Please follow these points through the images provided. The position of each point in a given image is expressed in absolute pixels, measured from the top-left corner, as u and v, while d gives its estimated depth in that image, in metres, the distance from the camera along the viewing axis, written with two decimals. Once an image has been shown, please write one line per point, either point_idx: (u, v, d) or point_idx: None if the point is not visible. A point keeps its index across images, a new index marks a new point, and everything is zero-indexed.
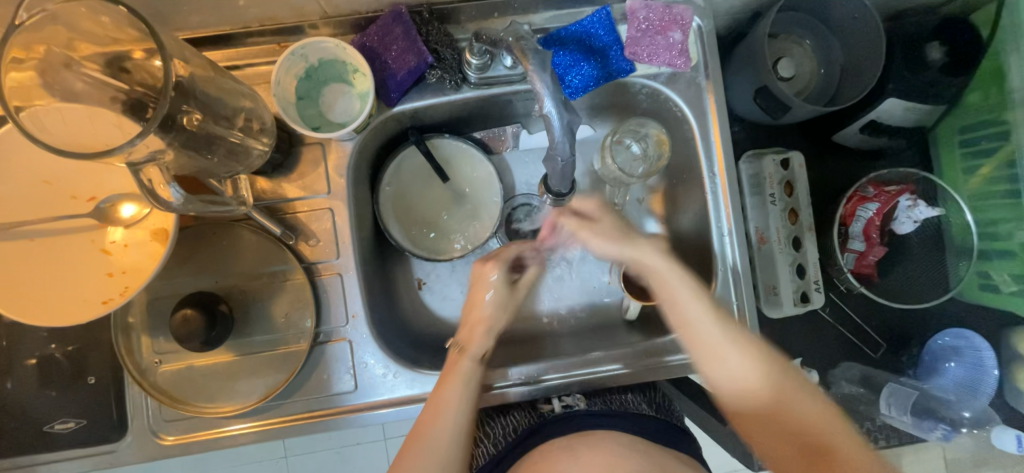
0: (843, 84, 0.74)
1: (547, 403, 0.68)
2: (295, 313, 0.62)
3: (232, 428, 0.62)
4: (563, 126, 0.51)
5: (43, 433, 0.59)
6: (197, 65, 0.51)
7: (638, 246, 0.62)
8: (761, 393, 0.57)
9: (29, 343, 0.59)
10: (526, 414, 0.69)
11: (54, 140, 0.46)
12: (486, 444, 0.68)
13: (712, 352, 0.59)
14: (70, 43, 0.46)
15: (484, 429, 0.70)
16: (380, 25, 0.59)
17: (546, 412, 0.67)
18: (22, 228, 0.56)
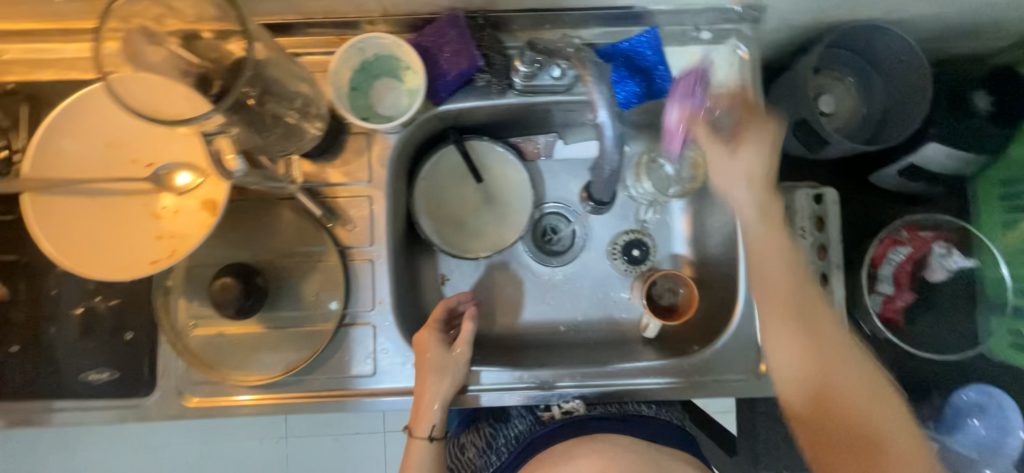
0: (885, 124, 0.75)
1: (546, 408, 0.68)
2: (325, 293, 0.65)
3: (241, 399, 0.64)
4: (614, 135, 0.53)
5: (75, 382, 0.62)
6: (271, 49, 0.54)
7: (743, 194, 0.57)
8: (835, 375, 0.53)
9: (73, 295, 0.62)
10: (529, 421, 0.68)
11: (134, 105, 0.52)
12: (489, 453, 0.69)
13: (802, 342, 0.54)
14: (158, 18, 0.50)
15: (487, 438, 0.71)
16: (436, 27, 0.61)
17: (547, 418, 0.66)
18: (83, 185, 0.57)
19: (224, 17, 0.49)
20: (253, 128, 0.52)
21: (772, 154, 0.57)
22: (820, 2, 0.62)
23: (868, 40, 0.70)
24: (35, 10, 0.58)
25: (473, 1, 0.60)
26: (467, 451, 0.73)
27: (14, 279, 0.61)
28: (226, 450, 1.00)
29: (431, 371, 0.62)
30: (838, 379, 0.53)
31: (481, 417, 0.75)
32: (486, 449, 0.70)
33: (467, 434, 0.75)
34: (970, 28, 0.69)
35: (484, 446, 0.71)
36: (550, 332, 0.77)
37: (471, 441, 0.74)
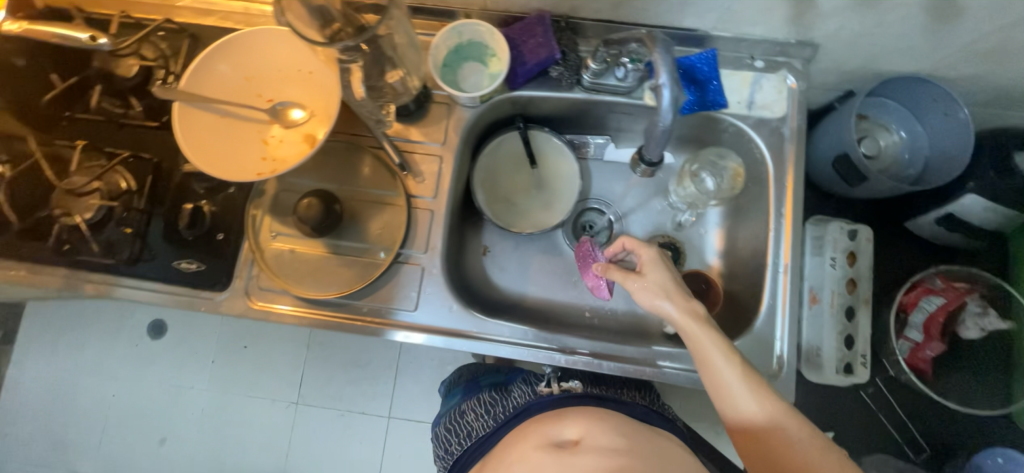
0: (928, 170, 0.78)
1: (546, 383, 0.75)
2: (387, 232, 0.73)
3: (280, 308, 0.72)
4: (671, 97, 0.56)
5: (167, 268, 0.72)
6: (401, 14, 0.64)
7: (660, 278, 0.62)
8: (775, 423, 0.56)
9: (183, 195, 0.73)
10: (526, 393, 0.75)
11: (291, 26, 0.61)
12: (487, 417, 0.76)
13: (732, 395, 0.57)
14: None
15: (486, 405, 0.78)
16: (525, 23, 0.72)
17: (546, 393, 0.73)
18: (214, 105, 0.69)
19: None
20: (370, 63, 0.66)
21: (668, 262, 0.64)
22: (870, 48, 0.69)
23: (914, 93, 0.75)
24: None
25: (559, 7, 0.71)
26: (467, 414, 0.79)
27: (141, 174, 0.72)
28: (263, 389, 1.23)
29: (437, 288, 0.72)
30: (774, 430, 0.56)
31: (483, 389, 0.82)
32: (485, 414, 0.77)
33: (469, 402, 0.81)
34: (1017, 94, 0.73)
35: (483, 411, 0.77)
36: (574, 312, 0.83)
37: (471, 408, 0.80)
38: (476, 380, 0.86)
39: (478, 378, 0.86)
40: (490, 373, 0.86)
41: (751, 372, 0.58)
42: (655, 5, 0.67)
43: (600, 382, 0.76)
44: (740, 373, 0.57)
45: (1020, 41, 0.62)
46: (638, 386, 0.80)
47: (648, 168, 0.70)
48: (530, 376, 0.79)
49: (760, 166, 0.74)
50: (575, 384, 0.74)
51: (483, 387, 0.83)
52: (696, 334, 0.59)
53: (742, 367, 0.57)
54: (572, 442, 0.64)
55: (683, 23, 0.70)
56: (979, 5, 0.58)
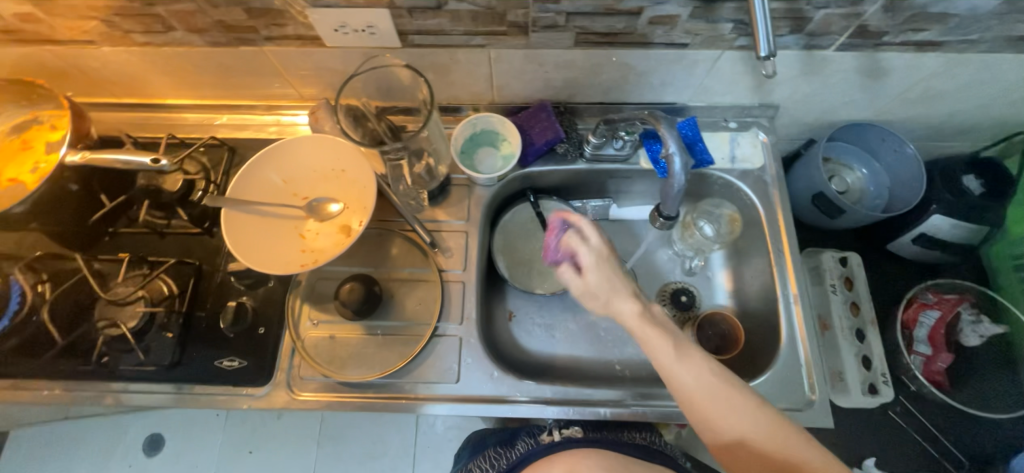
0: (895, 198, 0.90)
1: (548, 433, 0.75)
2: (423, 308, 0.77)
3: (304, 396, 0.73)
4: (682, 163, 0.64)
5: (210, 368, 0.73)
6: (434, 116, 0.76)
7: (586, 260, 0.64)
8: (747, 416, 0.54)
9: (224, 293, 0.76)
10: (529, 443, 0.76)
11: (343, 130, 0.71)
12: (491, 471, 0.76)
13: (672, 368, 0.56)
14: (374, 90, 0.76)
15: (492, 459, 0.78)
16: (530, 111, 0.83)
17: (546, 441, 0.74)
18: (256, 207, 0.75)
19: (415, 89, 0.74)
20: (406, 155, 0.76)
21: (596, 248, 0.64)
22: (822, 105, 0.82)
23: (865, 136, 0.88)
24: (254, 90, 0.84)
25: (558, 95, 0.82)
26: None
27: (183, 278, 0.75)
28: None
29: (472, 357, 0.75)
30: (739, 424, 0.54)
31: (489, 445, 0.82)
32: (491, 470, 0.76)
33: (475, 459, 0.81)
34: (950, 128, 0.86)
35: (486, 466, 0.77)
36: (603, 366, 0.86)
37: (477, 465, 0.79)
38: (482, 441, 0.85)
39: (483, 436, 0.86)
40: (495, 431, 0.85)
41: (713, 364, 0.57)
42: (640, 87, 0.79)
43: (601, 427, 0.77)
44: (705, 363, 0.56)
45: (940, 87, 0.76)
46: (642, 428, 0.79)
47: (667, 221, 0.74)
48: (532, 428, 0.79)
49: (752, 210, 0.83)
50: (576, 430, 0.75)
51: (489, 444, 0.83)
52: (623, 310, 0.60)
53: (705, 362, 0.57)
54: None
55: (663, 99, 0.82)
56: (901, 64, 0.71)
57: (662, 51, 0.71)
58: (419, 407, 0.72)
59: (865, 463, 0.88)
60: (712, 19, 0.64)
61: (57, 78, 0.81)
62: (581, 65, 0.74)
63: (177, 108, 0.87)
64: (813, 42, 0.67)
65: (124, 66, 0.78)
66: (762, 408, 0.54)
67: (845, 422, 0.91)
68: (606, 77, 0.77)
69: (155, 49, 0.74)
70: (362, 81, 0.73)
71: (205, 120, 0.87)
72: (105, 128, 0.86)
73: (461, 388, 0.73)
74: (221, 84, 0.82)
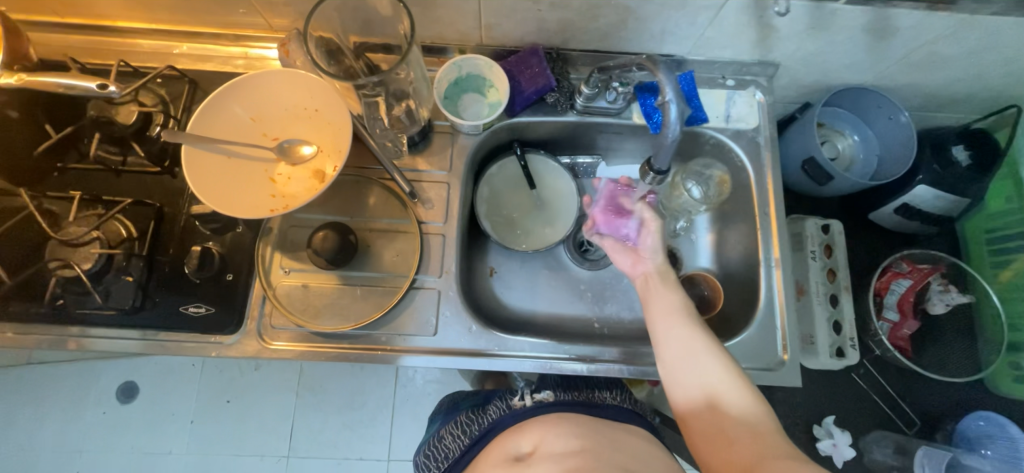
0: (882, 166, 0.89)
1: (518, 397, 0.75)
2: (401, 260, 0.74)
3: (277, 346, 0.71)
4: (678, 113, 0.60)
5: (176, 314, 0.70)
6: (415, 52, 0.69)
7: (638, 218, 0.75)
8: (715, 365, 0.62)
9: (187, 236, 0.72)
10: (499, 408, 0.76)
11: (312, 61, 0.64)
12: (463, 437, 0.76)
13: (665, 310, 0.67)
14: (351, 21, 0.69)
15: (462, 426, 0.77)
16: (520, 56, 0.78)
17: (518, 406, 0.74)
18: (220, 146, 0.70)
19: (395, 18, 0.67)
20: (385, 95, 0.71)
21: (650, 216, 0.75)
22: (823, 65, 0.79)
23: (861, 101, 0.86)
24: (216, 16, 0.76)
25: (551, 40, 0.77)
26: (444, 437, 0.79)
27: (143, 220, 0.70)
28: (254, 440, 1.26)
29: (450, 311, 0.73)
30: (707, 371, 0.62)
31: (460, 410, 0.82)
32: (461, 435, 0.76)
33: (447, 425, 0.81)
34: (946, 97, 0.85)
35: (458, 433, 0.77)
36: (583, 324, 0.86)
37: (448, 431, 0.79)
38: (455, 405, 0.86)
39: (454, 402, 0.86)
40: (467, 394, 0.85)
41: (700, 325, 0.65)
42: (638, 35, 0.74)
43: (571, 387, 0.77)
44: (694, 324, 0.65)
45: (943, 51, 0.74)
46: (610, 386, 0.79)
47: (656, 175, 0.71)
48: (503, 391, 0.78)
49: (742, 173, 0.81)
50: (547, 393, 0.75)
51: (461, 409, 0.83)
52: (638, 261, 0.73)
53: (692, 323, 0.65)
54: (529, 452, 0.67)
55: (661, 50, 0.78)
56: (908, 24, 0.68)
57: None
58: (395, 359, 0.71)
59: (825, 420, 0.91)
60: None
61: None
62: (576, 6, 0.69)
63: (131, 33, 0.79)
64: None
65: None
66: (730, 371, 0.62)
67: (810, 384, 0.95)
68: (603, 21, 0.72)
69: None
70: (336, 7, 0.66)
71: (163, 48, 0.79)
72: (49, 52, 0.78)
73: (439, 341, 0.72)
74: (178, 7, 0.74)
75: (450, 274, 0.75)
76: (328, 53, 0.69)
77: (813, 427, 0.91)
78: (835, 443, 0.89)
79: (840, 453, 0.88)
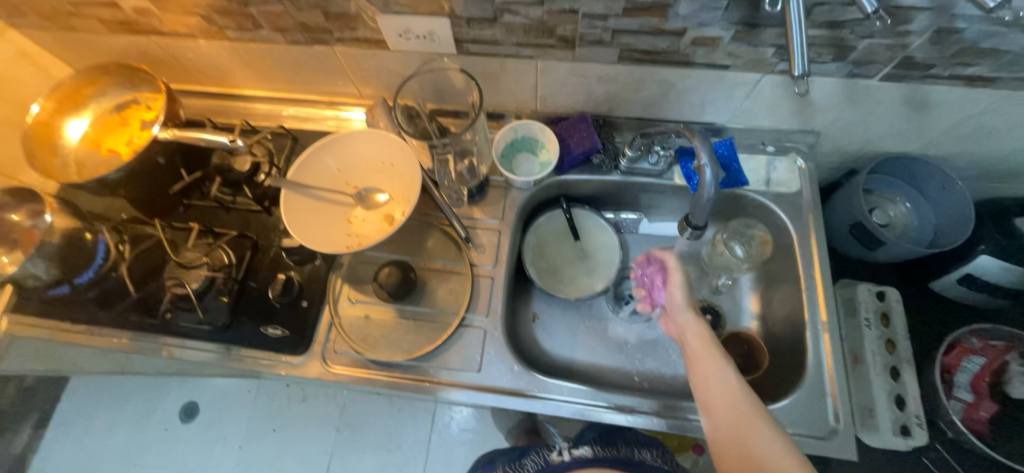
0: (941, 237, 0.87)
1: (558, 452, 0.77)
2: (454, 298, 0.81)
3: (336, 370, 0.78)
4: (714, 176, 0.65)
5: (256, 333, 0.79)
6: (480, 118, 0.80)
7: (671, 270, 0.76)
8: (752, 426, 0.60)
9: (275, 265, 0.83)
10: (538, 462, 0.77)
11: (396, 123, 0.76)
12: None
13: (701, 364, 0.67)
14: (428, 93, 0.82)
15: None
16: (569, 122, 0.87)
17: (557, 461, 0.76)
18: (312, 191, 0.82)
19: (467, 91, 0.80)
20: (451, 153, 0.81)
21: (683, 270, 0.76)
22: (864, 134, 0.82)
23: (910, 169, 0.86)
24: (321, 86, 0.92)
25: (598, 108, 0.86)
26: None
27: (241, 250, 0.83)
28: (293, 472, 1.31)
29: (493, 351, 0.78)
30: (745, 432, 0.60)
31: (498, 463, 0.83)
32: None
33: None
34: (1003, 167, 0.83)
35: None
36: (622, 376, 0.87)
37: None
38: (492, 461, 0.87)
39: (490, 459, 0.88)
40: (501, 453, 0.87)
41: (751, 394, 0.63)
42: (679, 105, 0.82)
43: (611, 444, 0.77)
44: (743, 392, 0.63)
45: (992, 123, 0.74)
46: (651, 445, 0.79)
47: (695, 232, 0.74)
48: (542, 446, 0.80)
49: (786, 234, 0.83)
50: (585, 450, 0.76)
51: (498, 463, 0.84)
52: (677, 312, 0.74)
53: (742, 392, 0.63)
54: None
55: (702, 118, 0.84)
56: (949, 98, 0.71)
57: (703, 71, 0.73)
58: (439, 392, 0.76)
59: None
60: (753, 43, 0.67)
61: (158, 65, 0.93)
62: (622, 80, 0.78)
63: (252, 99, 0.97)
64: (856, 70, 0.68)
65: (214, 58, 0.88)
66: (772, 433, 0.59)
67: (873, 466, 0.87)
68: (647, 93, 0.80)
69: (242, 45, 0.83)
70: (419, 82, 0.80)
71: (275, 110, 0.97)
72: (191, 112, 0.97)
73: (482, 378, 0.76)
74: (292, 79, 0.91)
75: (494, 315, 0.80)
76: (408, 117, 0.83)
77: None
78: None
79: None
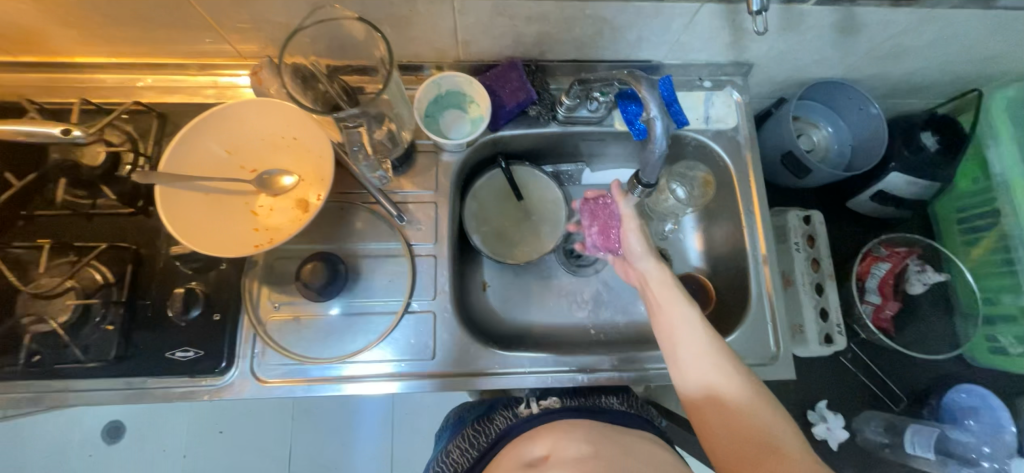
0: (856, 156, 0.92)
1: (525, 405, 0.75)
2: (394, 285, 0.73)
3: (269, 382, 0.69)
4: (664, 130, 0.61)
5: (163, 359, 0.67)
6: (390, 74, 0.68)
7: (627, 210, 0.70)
8: (713, 360, 0.61)
9: (171, 278, 0.69)
10: (508, 416, 0.75)
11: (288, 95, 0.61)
12: (470, 451, 0.74)
13: (663, 303, 0.67)
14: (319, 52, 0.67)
15: (470, 438, 0.76)
16: (498, 70, 0.77)
17: (525, 414, 0.74)
18: (200, 183, 0.68)
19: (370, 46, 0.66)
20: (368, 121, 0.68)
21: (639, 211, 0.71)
22: (794, 62, 0.81)
23: (833, 94, 0.88)
24: (183, 47, 0.73)
25: (528, 52, 0.76)
26: (451, 453, 0.76)
27: (119, 264, 0.67)
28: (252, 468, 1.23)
29: (446, 335, 0.72)
30: (706, 366, 0.61)
31: (466, 423, 0.79)
32: (470, 449, 0.74)
33: (454, 439, 0.78)
34: (911, 85, 0.88)
35: (466, 446, 0.75)
36: (580, 332, 0.86)
37: (456, 445, 0.77)
38: (461, 419, 0.83)
39: (461, 415, 0.84)
40: (473, 407, 0.83)
41: (717, 339, 0.63)
42: (614, 44, 0.75)
43: (578, 394, 0.77)
44: (712, 339, 0.63)
45: (908, 44, 0.76)
46: (618, 392, 0.79)
47: (645, 189, 0.71)
48: (509, 399, 0.78)
49: (724, 172, 0.83)
50: (553, 400, 0.75)
51: (466, 422, 0.80)
52: (633, 253, 0.71)
53: (708, 338, 0.63)
54: (543, 458, 0.63)
55: (639, 56, 0.78)
56: (874, 20, 0.70)
57: (639, 3, 0.66)
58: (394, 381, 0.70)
59: (818, 405, 0.91)
60: None
61: None
62: (552, 19, 0.69)
63: (90, 68, 0.75)
64: None
65: (12, 16, 0.65)
66: (731, 364, 0.61)
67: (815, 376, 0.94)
68: (580, 32, 0.72)
69: None
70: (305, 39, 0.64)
71: (128, 82, 0.76)
72: (4, 93, 0.74)
73: (439, 363, 0.71)
74: (139, 40, 0.71)
75: (444, 296, 0.74)
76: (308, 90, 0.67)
77: (807, 413, 0.90)
78: (829, 427, 0.88)
79: (834, 437, 0.88)
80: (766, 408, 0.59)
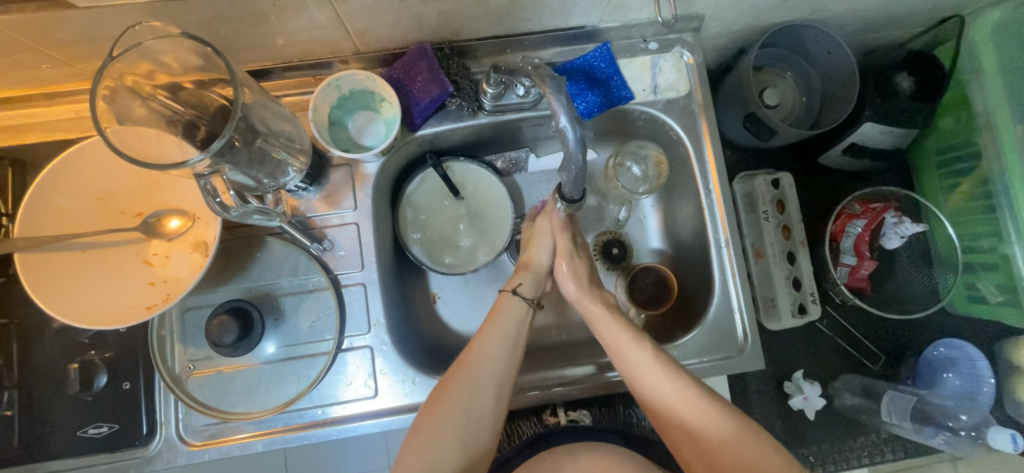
0: (824, 111, 0.82)
1: (552, 413, 0.77)
2: (321, 323, 0.66)
3: (243, 436, 0.63)
4: (576, 138, 0.54)
5: (75, 439, 0.61)
6: (255, 92, 0.56)
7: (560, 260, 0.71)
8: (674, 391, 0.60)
9: (68, 350, 0.62)
10: (533, 423, 0.78)
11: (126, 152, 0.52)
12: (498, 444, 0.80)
13: (612, 337, 0.65)
14: (148, 73, 0.53)
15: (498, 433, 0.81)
16: (406, 60, 0.65)
17: (551, 422, 0.76)
18: (72, 240, 0.59)
19: (210, 66, 0.53)
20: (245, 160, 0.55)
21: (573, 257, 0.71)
22: (748, 9, 0.69)
23: (799, 38, 0.77)
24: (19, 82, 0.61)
25: (437, 34, 0.65)
26: None
27: (3, 343, 0.61)
28: None
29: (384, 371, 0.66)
30: (669, 396, 0.60)
31: None
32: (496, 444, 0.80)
33: None
34: (885, 19, 0.77)
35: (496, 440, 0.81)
36: (542, 336, 0.80)
37: None
38: None
39: None
40: None
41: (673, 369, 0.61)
42: (537, 13, 0.63)
43: (609, 408, 0.78)
44: (665, 370, 0.61)
45: None
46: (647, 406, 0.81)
47: (568, 203, 0.66)
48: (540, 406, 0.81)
49: (680, 148, 0.74)
50: (582, 414, 0.77)
51: None
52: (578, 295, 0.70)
53: (663, 366, 0.61)
54: None
55: (570, 23, 0.67)
56: None
57: None
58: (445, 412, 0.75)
59: (795, 375, 0.89)
60: None
61: None
62: None
63: None
64: None
65: None
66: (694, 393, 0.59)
67: (793, 346, 0.90)
68: (491, 4, 0.60)
69: None
70: (124, 69, 0.51)
71: None
72: None
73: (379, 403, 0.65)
74: None
75: (370, 332, 0.66)
76: (179, 125, 0.56)
77: (784, 384, 0.89)
78: (805, 397, 0.87)
79: (811, 406, 0.87)
80: (745, 432, 0.57)
